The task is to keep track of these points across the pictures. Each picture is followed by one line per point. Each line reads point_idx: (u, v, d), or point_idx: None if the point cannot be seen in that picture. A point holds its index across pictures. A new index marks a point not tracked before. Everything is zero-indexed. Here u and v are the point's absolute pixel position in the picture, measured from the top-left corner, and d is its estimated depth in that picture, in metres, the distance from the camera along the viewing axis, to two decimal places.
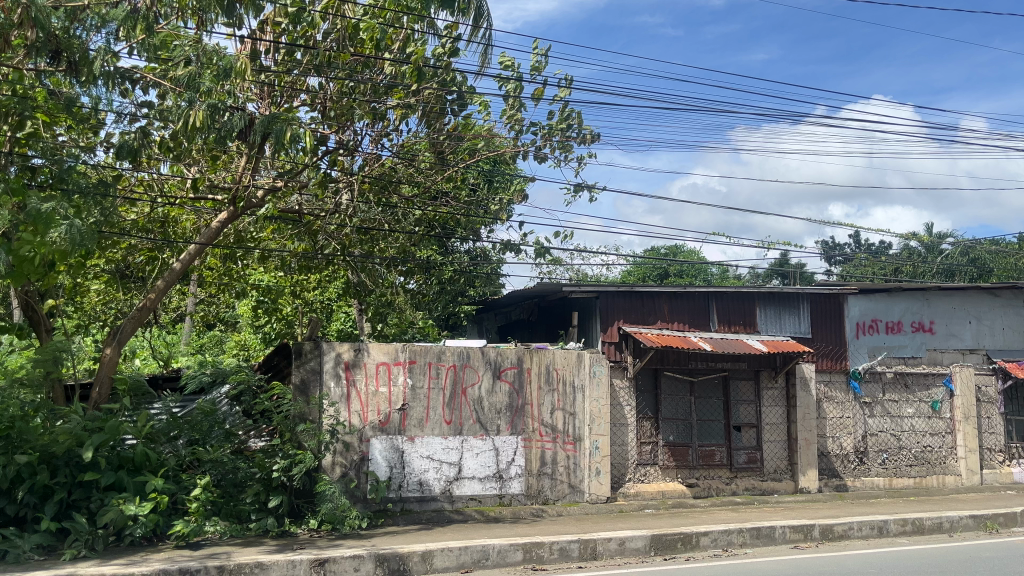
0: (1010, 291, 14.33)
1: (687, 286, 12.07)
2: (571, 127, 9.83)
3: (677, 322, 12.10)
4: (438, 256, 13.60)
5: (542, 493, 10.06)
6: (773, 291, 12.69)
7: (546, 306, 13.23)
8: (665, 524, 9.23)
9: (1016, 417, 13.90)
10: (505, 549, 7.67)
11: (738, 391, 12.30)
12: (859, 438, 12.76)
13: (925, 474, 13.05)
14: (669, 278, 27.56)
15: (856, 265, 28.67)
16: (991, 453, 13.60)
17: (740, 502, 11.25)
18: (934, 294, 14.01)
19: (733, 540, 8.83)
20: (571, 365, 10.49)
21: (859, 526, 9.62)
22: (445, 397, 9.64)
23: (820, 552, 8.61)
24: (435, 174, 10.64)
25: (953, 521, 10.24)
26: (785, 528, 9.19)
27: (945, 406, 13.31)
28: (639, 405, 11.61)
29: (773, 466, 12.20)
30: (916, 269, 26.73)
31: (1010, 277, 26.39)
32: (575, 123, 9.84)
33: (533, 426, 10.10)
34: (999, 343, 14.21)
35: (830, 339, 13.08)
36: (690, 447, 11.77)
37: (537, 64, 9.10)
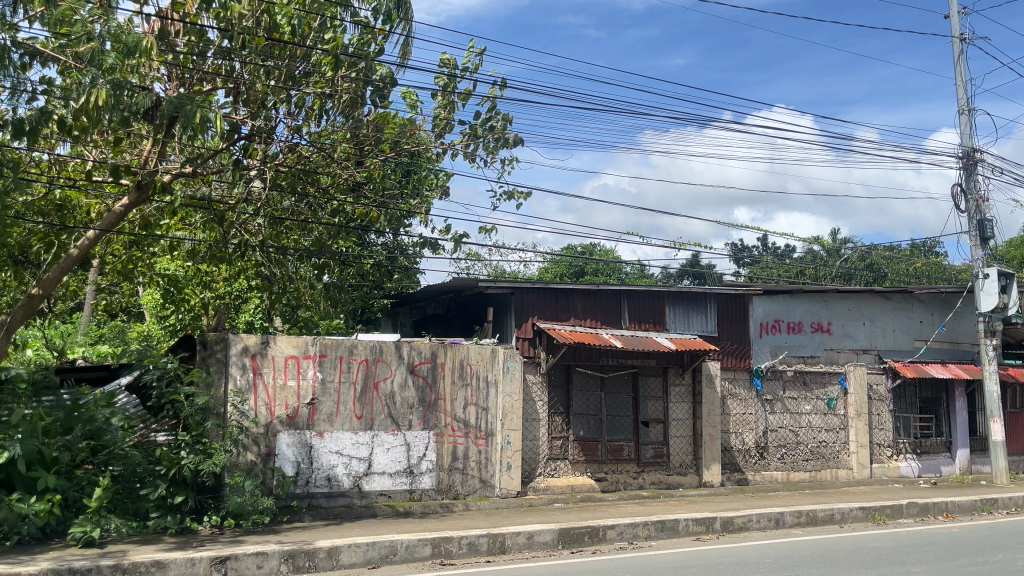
0: (901, 295, 15.12)
1: (600, 285, 12.27)
2: (496, 127, 9.96)
3: (589, 319, 12.29)
4: (355, 249, 13.47)
5: (453, 488, 10.09)
6: (681, 291, 13.03)
7: (462, 301, 13.22)
8: (573, 518, 9.39)
9: (904, 415, 14.71)
10: (413, 544, 7.65)
11: (647, 387, 12.60)
12: (760, 434, 13.27)
13: (819, 468, 13.67)
14: (586, 276, 28.05)
15: (763, 267, 29.76)
16: (880, 448, 14.34)
17: (646, 496, 11.56)
18: (833, 297, 14.62)
19: (639, 533, 9.06)
20: (485, 360, 10.51)
21: (758, 518, 10.01)
22: (356, 391, 9.55)
23: (720, 543, 8.93)
24: (353, 165, 10.50)
25: (845, 513, 10.75)
26: (688, 520, 9.48)
27: (839, 403, 13.98)
28: (551, 400, 11.75)
29: (678, 460, 12.58)
30: (818, 272, 27.97)
31: (901, 281, 27.89)
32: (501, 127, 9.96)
33: (445, 421, 10.11)
34: (890, 344, 14.97)
35: (735, 338, 13.52)
36: (599, 441, 12.02)
37: (471, 63, 9.16)
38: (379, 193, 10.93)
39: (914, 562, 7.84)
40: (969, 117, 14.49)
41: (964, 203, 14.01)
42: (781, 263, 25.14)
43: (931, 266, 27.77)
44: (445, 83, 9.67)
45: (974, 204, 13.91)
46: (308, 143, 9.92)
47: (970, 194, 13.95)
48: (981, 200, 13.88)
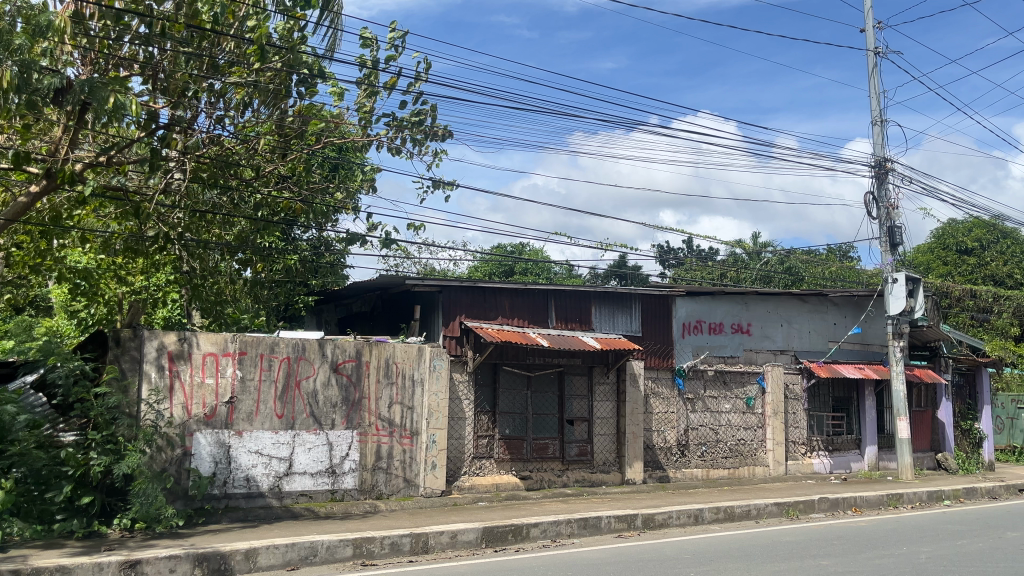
0: (817, 298, 15.64)
1: (527, 284, 12.31)
2: (425, 121, 9.91)
3: (517, 318, 12.33)
4: (280, 244, 13.19)
5: (376, 487, 9.97)
6: (607, 291, 13.19)
7: (389, 298, 13.09)
8: (497, 517, 9.41)
9: (818, 413, 15.24)
10: (334, 545, 7.54)
11: (572, 386, 12.71)
12: (681, 432, 13.56)
13: (738, 465, 14.05)
14: (515, 275, 28.19)
15: (687, 269, 30.44)
16: (795, 445, 14.83)
17: (570, 494, 11.67)
18: (753, 299, 14.99)
19: (562, 531, 9.14)
20: (411, 359, 10.42)
21: (678, 514, 10.22)
22: (277, 389, 9.34)
23: (641, 540, 9.10)
24: (277, 159, 10.28)
25: (760, 508, 11.08)
26: (610, 517, 9.61)
27: (757, 402, 14.41)
28: (478, 399, 11.75)
29: (602, 458, 12.73)
30: (740, 275, 28.77)
31: (817, 284, 28.92)
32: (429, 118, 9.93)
33: (369, 420, 9.98)
34: (807, 345, 15.43)
35: (658, 338, 13.73)
36: (524, 440, 12.08)
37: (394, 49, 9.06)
38: (304, 187, 10.72)
39: (823, 555, 8.14)
40: (881, 127, 15.12)
41: (876, 210, 14.62)
42: (704, 266, 25.74)
43: (845, 270, 28.89)
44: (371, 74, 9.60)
45: (885, 211, 14.53)
46: (230, 134, 9.65)
47: (882, 202, 14.57)
48: (892, 208, 14.51)
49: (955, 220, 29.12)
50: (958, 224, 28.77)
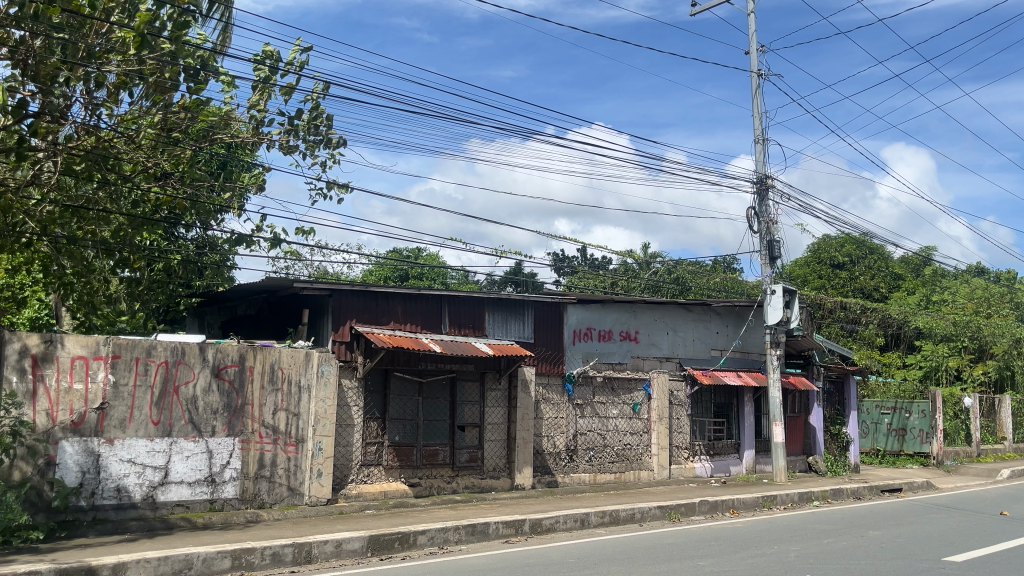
0: (701, 307, 16.21)
1: (421, 289, 12.23)
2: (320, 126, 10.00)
3: (409, 323, 12.22)
4: (161, 243, 12.61)
5: (258, 497, 9.63)
6: (501, 298, 13.24)
7: (276, 301, 12.71)
8: (384, 525, 9.29)
9: (700, 419, 15.81)
10: (211, 557, 7.24)
11: (463, 392, 12.70)
12: (570, 438, 13.79)
13: (624, 470, 14.39)
14: (410, 280, 28.01)
15: (580, 278, 31.02)
16: (679, 450, 15.32)
17: (459, 500, 11.65)
18: (640, 307, 15.32)
19: (450, 538, 9.11)
20: (297, 364, 10.15)
21: (564, 519, 10.37)
22: (153, 396, 8.91)
23: (528, 545, 9.19)
24: (159, 153, 9.85)
25: (644, 512, 11.38)
26: (498, 523, 9.65)
27: (643, 408, 14.82)
28: (367, 405, 11.59)
29: (492, 464, 12.78)
30: (630, 284, 29.57)
31: (703, 295, 30.04)
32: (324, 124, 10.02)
33: (252, 427, 9.66)
34: (691, 352, 15.98)
35: (550, 344, 13.90)
36: (414, 446, 11.97)
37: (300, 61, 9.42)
38: (188, 183, 10.29)
39: (700, 556, 8.44)
40: (763, 146, 15.87)
41: (757, 224, 15.31)
42: (596, 274, 26.28)
43: (729, 281, 30.15)
44: (266, 74, 9.45)
45: (765, 226, 15.25)
46: (108, 126, 9.16)
47: (762, 217, 15.28)
48: (771, 223, 15.24)
49: (829, 236, 30.84)
50: (831, 240, 30.48)
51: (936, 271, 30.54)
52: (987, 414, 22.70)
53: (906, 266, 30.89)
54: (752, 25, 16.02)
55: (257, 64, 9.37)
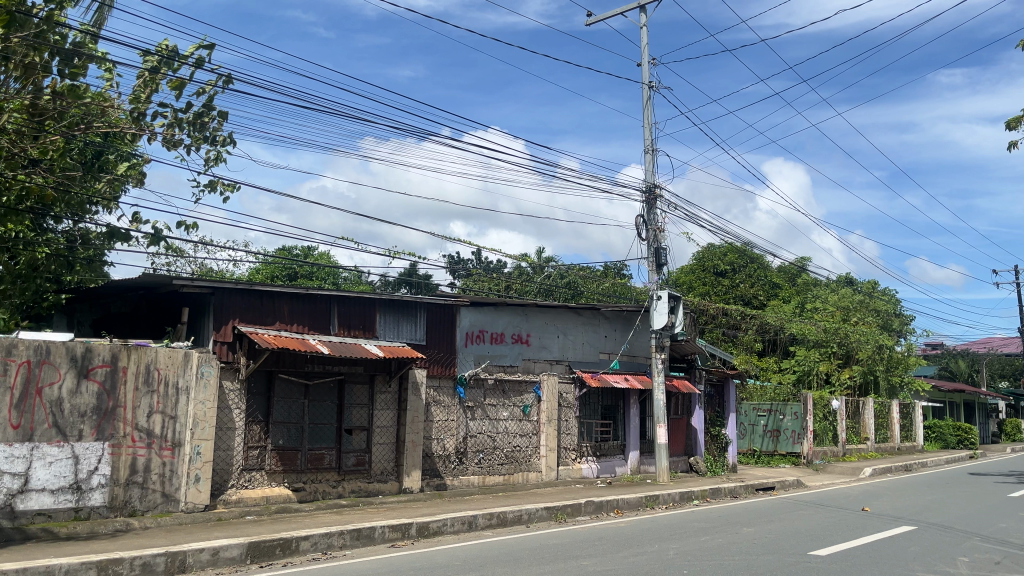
0: (591, 312, 16.49)
1: (308, 289, 11.93)
2: (207, 123, 9.88)
3: (296, 324, 11.91)
4: (27, 234, 11.80)
5: (129, 504, 9.15)
6: (392, 299, 13.08)
7: (154, 299, 12.12)
8: (264, 531, 9.00)
9: (588, 420, 16.11)
10: (74, 568, 6.85)
11: (352, 395, 12.49)
12: (459, 440, 13.79)
13: (512, 472, 14.50)
14: (299, 279, 27.39)
15: (474, 280, 31.08)
16: (566, 451, 15.57)
17: (345, 505, 11.43)
18: (533, 310, 15.42)
19: (333, 543, 8.92)
20: (175, 365, 9.71)
21: (452, 521, 10.34)
22: (13, 397, 8.34)
23: (414, 548, 9.12)
24: (27, 141, 9.24)
25: (531, 513, 11.50)
26: (384, 527, 9.53)
27: (533, 410, 14.99)
28: (250, 408, 11.22)
29: (379, 467, 12.61)
30: (523, 288, 29.88)
31: (594, 300, 30.68)
32: (210, 122, 9.92)
33: (124, 430, 9.18)
34: (580, 355, 16.22)
35: (442, 346, 13.83)
36: (299, 450, 11.66)
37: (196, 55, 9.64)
38: (59, 173, 9.69)
39: (583, 556, 8.60)
40: (652, 156, 16.36)
41: (645, 232, 15.76)
42: (490, 278, 26.42)
43: (618, 287, 30.91)
44: (153, 64, 9.51)
45: (653, 233, 15.71)
46: None
47: (650, 225, 15.74)
48: (658, 231, 15.71)
49: (713, 245, 32.09)
50: (715, 248, 31.73)
51: (809, 280, 32.29)
52: (853, 416, 24.21)
53: (783, 275, 32.51)
54: (644, 38, 16.51)
55: (147, 54, 9.45)
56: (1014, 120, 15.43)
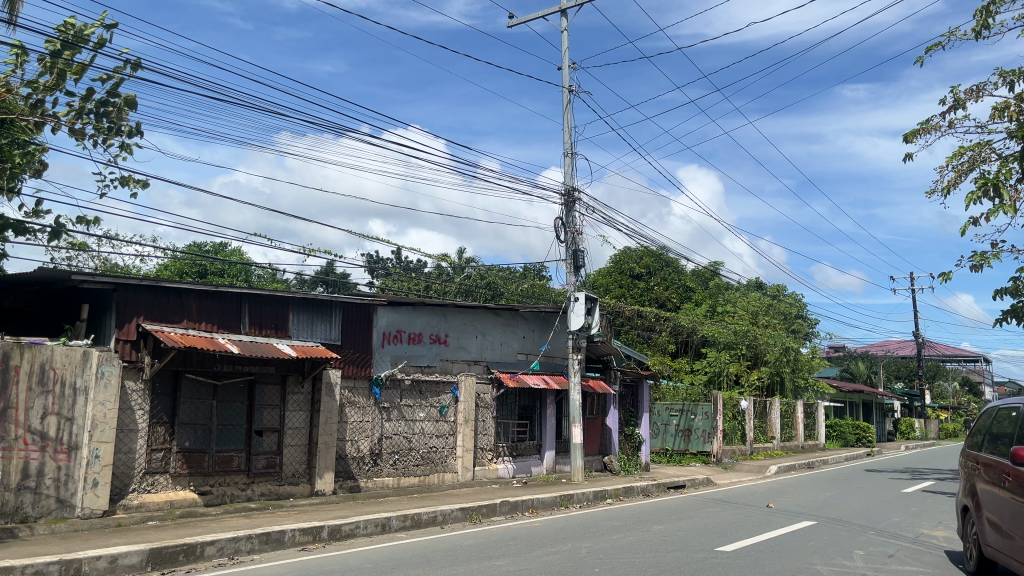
0: (510, 312, 16.53)
1: (218, 286, 11.57)
2: (115, 113, 9.52)
3: (205, 322, 11.54)
4: None
5: (20, 510, 8.67)
6: (306, 297, 12.81)
7: (52, 295, 11.52)
8: (167, 537, 8.67)
9: (505, 421, 16.16)
10: None
11: (263, 395, 12.19)
12: (374, 441, 13.63)
13: (428, 473, 14.40)
14: (209, 276, 26.56)
15: (392, 280, 30.78)
16: (483, 452, 15.58)
17: (254, 508, 11.14)
18: (451, 311, 15.35)
19: (241, 548, 8.68)
20: (73, 365, 9.28)
21: (364, 524, 10.20)
22: None
23: (326, 552, 8.96)
24: None
25: (446, 514, 11.46)
26: (294, 531, 9.32)
27: (450, 410, 14.94)
28: (154, 408, 10.82)
29: (291, 470, 12.33)
30: (442, 288, 29.77)
31: (513, 300, 30.82)
32: (118, 114, 9.54)
33: (15, 433, 8.70)
34: (499, 356, 16.22)
35: (357, 347, 13.62)
36: (206, 453, 11.30)
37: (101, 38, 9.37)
38: None
39: (497, 556, 8.63)
40: (571, 159, 16.55)
41: (564, 234, 15.92)
42: (408, 276, 26.21)
43: (537, 287, 31.14)
44: (55, 48, 9.17)
45: (571, 235, 15.89)
46: None
47: (569, 227, 15.91)
48: (577, 233, 15.90)
49: (629, 248, 32.71)
50: (632, 251, 32.33)
51: (721, 284, 33.26)
52: (760, 416, 25.06)
53: (696, 278, 33.38)
54: (565, 42, 16.68)
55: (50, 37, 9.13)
56: (911, 135, 16.27)
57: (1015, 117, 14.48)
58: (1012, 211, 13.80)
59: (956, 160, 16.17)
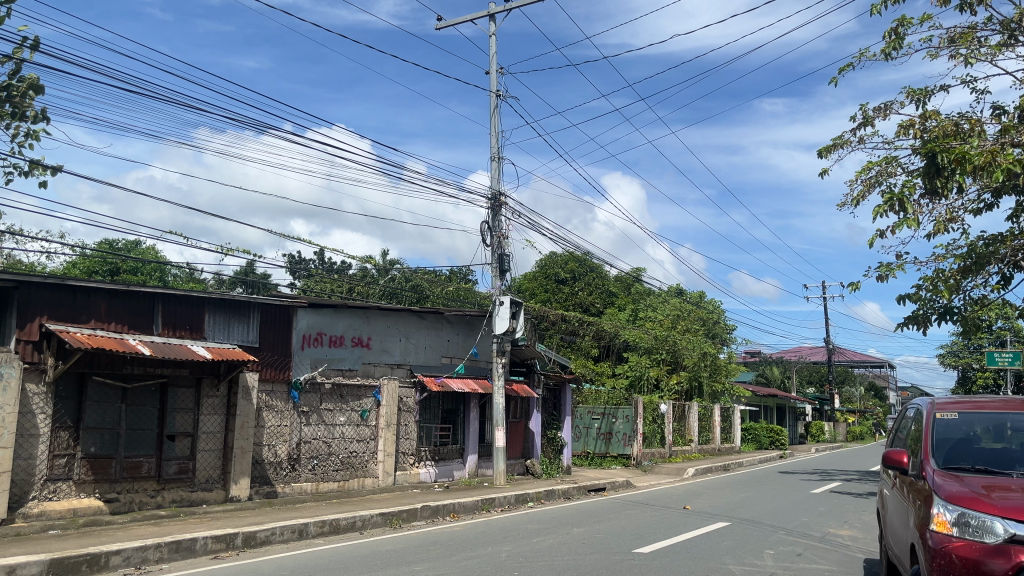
0: (434, 315, 16.44)
1: (129, 286, 11.15)
2: (19, 97, 9.05)
3: (114, 323, 11.10)
4: None
5: None
6: (223, 298, 12.45)
7: None
8: (70, 546, 8.30)
9: (427, 425, 16.04)
10: None
11: (175, 399, 11.79)
12: (292, 446, 13.35)
13: (347, 478, 14.17)
14: (120, 274, 25.55)
15: (314, 281, 30.22)
16: (404, 456, 15.40)
17: (164, 515, 10.76)
18: (374, 313, 15.15)
19: (149, 557, 8.37)
20: None
21: (281, 530, 9.96)
22: None
23: (240, 559, 8.72)
24: None
25: (365, 520, 11.30)
26: (206, 538, 9.03)
27: (371, 414, 14.76)
28: (57, 412, 10.35)
29: (204, 475, 11.95)
30: (365, 290, 29.40)
31: (437, 303, 30.67)
32: (23, 98, 9.08)
33: None
34: (422, 359, 16.10)
35: (276, 349, 13.31)
36: (113, 458, 10.87)
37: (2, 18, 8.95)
38: None
39: (416, 561, 8.55)
40: (498, 163, 16.59)
41: (489, 238, 15.94)
42: (331, 278, 25.77)
43: (462, 290, 31.07)
44: None
45: (497, 240, 15.92)
46: None
47: (495, 231, 15.94)
48: (502, 238, 15.94)
49: (555, 253, 32.99)
50: (557, 257, 32.62)
51: (643, 290, 33.86)
52: (679, 419, 25.59)
53: (619, 284, 33.91)
54: (493, 47, 16.72)
55: None
56: (824, 149, 16.92)
57: (919, 134, 15.22)
58: (915, 225, 14.49)
59: (864, 175, 16.89)
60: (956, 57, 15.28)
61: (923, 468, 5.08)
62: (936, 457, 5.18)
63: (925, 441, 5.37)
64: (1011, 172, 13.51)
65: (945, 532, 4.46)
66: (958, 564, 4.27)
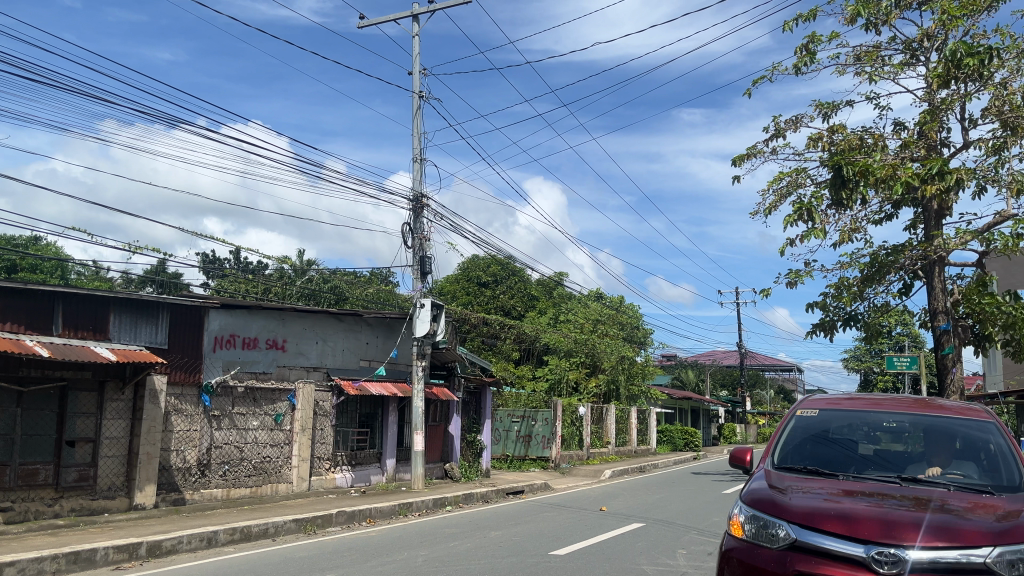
0: (352, 318, 16.18)
1: (27, 284, 10.60)
2: None
3: (10, 323, 10.56)
4: None
5: None
6: (130, 298, 11.94)
7: None
8: None
9: (345, 429, 15.73)
10: None
11: (76, 403, 11.27)
12: (202, 452, 12.96)
13: (260, 483, 13.78)
14: (18, 272, 24.26)
15: (229, 282, 29.39)
16: (320, 461, 15.06)
17: (62, 525, 10.25)
18: (290, 315, 14.82)
19: (45, 569, 7.96)
20: None
21: (188, 538, 9.61)
22: None
23: (144, 569, 8.38)
24: None
25: (278, 526, 11.02)
26: (107, 548, 8.64)
27: (286, 418, 14.40)
28: None
29: (106, 483, 11.41)
30: (282, 291, 28.77)
31: (356, 305, 30.24)
32: None
33: None
34: (339, 362, 15.81)
35: (186, 351, 12.87)
36: (8, 466, 10.31)
37: None
38: None
39: (331, 568, 8.38)
40: (420, 165, 16.47)
41: (411, 240, 15.80)
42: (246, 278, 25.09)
43: (382, 292, 30.73)
44: None
45: (418, 242, 15.80)
46: None
47: (416, 233, 15.81)
48: (424, 240, 15.83)
49: (477, 256, 32.98)
50: (479, 260, 32.61)
51: (564, 294, 34.21)
52: (597, 422, 25.93)
53: (541, 288, 34.14)
54: (417, 48, 16.62)
55: None
56: (738, 159, 17.45)
57: (826, 147, 15.84)
58: (822, 234, 15.08)
59: (776, 185, 17.48)
60: (861, 74, 15.99)
61: (801, 450, 5.29)
62: (815, 439, 5.35)
63: (815, 424, 5.53)
64: (909, 185, 14.21)
65: (737, 535, 4.28)
66: (739, 568, 4.09)
